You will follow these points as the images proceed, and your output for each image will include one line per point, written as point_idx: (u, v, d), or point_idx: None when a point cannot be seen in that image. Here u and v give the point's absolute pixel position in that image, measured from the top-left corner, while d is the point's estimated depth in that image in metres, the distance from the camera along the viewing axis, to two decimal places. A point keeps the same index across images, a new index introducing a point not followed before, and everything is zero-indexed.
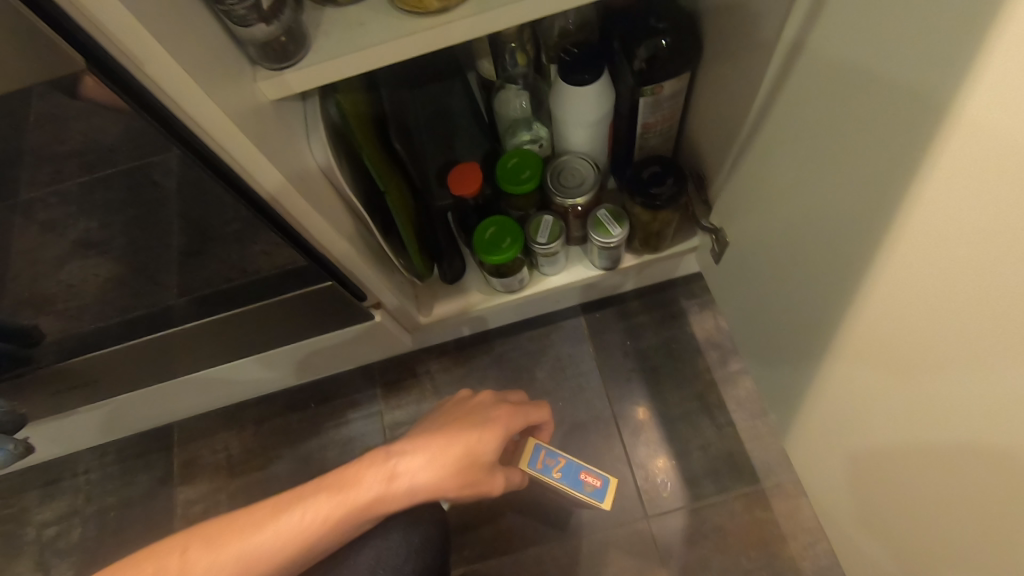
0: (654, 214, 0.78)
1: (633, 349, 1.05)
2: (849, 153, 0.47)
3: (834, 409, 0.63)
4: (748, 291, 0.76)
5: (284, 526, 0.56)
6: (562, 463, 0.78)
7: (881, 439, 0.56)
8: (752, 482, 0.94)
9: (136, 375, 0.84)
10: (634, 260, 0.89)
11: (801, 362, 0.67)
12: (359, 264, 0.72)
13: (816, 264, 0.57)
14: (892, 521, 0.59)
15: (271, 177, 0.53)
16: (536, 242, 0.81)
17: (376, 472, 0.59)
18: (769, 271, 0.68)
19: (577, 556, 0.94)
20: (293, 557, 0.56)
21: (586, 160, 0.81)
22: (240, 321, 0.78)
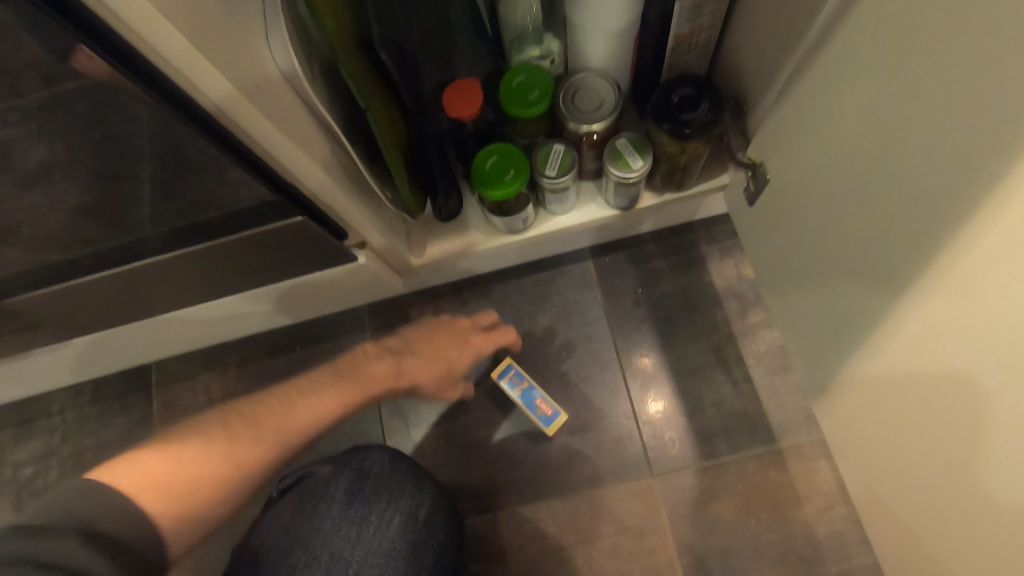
0: (683, 145, 0.67)
1: (644, 298, 0.97)
2: (951, 96, 0.37)
3: (842, 342, 0.61)
4: (784, 242, 0.68)
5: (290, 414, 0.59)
6: (526, 386, 0.91)
7: (897, 399, 0.54)
8: (767, 442, 0.88)
9: (94, 319, 0.76)
10: (654, 198, 0.78)
11: (816, 289, 0.64)
12: (337, 197, 0.62)
13: (865, 208, 0.50)
14: (880, 449, 0.61)
15: (219, 87, 0.42)
16: (545, 174, 0.70)
17: (376, 375, 0.68)
18: (815, 224, 0.59)
19: (576, 514, 0.89)
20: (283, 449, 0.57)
21: (606, 80, 0.68)
22: (206, 267, 0.68)
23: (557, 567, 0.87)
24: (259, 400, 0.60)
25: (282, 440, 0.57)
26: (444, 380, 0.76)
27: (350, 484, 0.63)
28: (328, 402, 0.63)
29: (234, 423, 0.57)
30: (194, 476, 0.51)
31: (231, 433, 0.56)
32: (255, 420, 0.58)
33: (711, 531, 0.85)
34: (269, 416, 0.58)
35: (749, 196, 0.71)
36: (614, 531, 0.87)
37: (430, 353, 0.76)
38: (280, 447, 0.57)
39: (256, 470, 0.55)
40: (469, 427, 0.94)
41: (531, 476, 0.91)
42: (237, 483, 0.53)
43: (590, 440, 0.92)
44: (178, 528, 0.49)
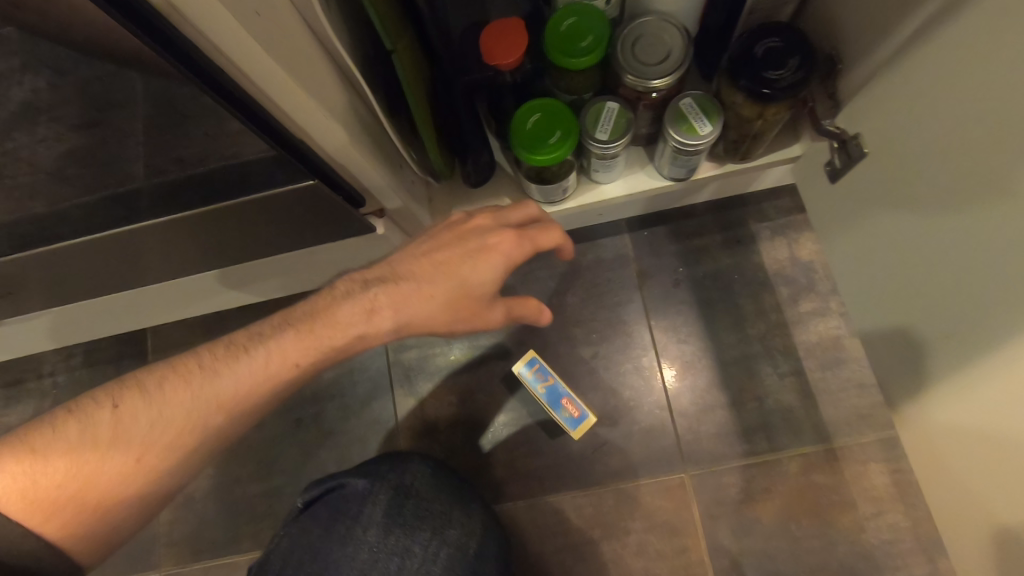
0: (762, 108, 0.57)
1: (685, 278, 0.88)
2: None
3: (924, 317, 0.54)
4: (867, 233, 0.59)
5: (223, 386, 0.44)
6: (551, 383, 0.84)
7: (997, 393, 0.47)
8: (813, 441, 0.81)
9: (75, 289, 0.67)
10: (714, 169, 0.69)
11: (895, 254, 0.55)
12: (354, 157, 0.52)
13: (1006, 190, 0.41)
14: (955, 431, 0.55)
15: (210, 9, 0.32)
16: (594, 137, 0.60)
17: (354, 303, 0.46)
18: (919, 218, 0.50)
19: (602, 508, 0.83)
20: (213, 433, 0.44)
21: (674, 27, 0.57)
22: (201, 237, 0.59)
23: (579, 562, 0.82)
24: (175, 366, 0.44)
25: (191, 433, 0.43)
26: (464, 320, 0.48)
27: (390, 506, 0.60)
28: (266, 367, 0.44)
29: (135, 403, 0.43)
30: (91, 477, 0.41)
31: (130, 417, 0.42)
32: (164, 398, 0.43)
33: (747, 533, 0.79)
34: (176, 399, 0.43)
35: (832, 172, 0.61)
36: (642, 528, 0.81)
37: (431, 289, 0.47)
38: (197, 441, 0.44)
39: (172, 466, 0.44)
40: (489, 410, 0.87)
41: (555, 466, 0.85)
42: (145, 484, 0.43)
43: (620, 430, 0.85)
44: (87, 536, 0.42)
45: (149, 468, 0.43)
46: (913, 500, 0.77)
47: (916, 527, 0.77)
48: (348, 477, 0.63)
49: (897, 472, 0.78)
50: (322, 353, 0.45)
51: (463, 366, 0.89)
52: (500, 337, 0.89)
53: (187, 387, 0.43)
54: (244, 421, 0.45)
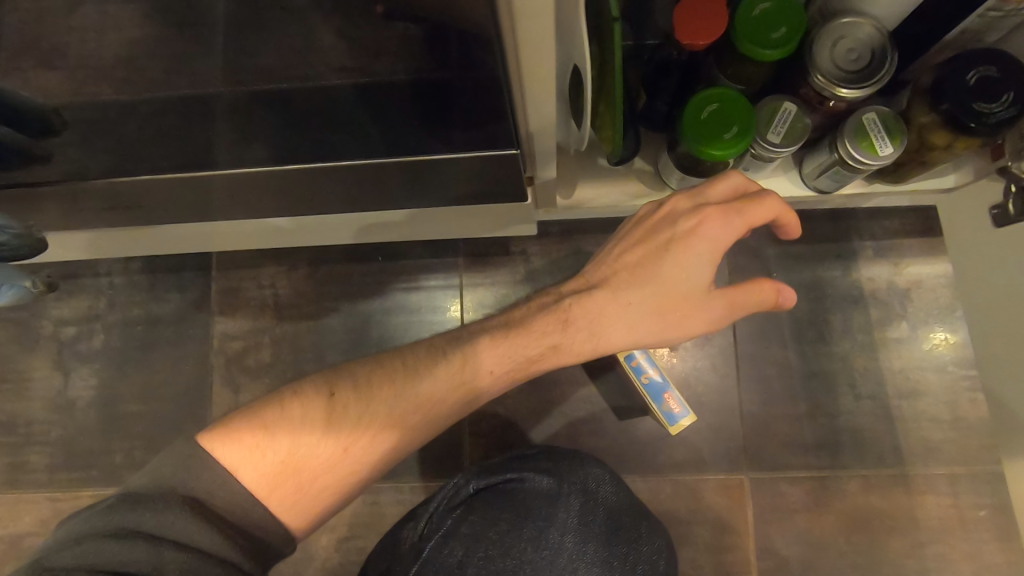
0: (953, 138, 0.54)
1: (778, 284, 0.87)
2: None
3: None
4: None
5: (433, 381, 0.49)
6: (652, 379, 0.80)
7: None
8: (876, 465, 0.82)
9: (181, 207, 0.63)
10: (859, 186, 0.66)
11: None
12: (544, 115, 0.49)
13: None
14: None
15: None
16: (765, 138, 0.57)
17: (549, 319, 0.53)
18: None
19: (658, 495, 0.84)
20: (421, 422, 0.49)
21: (881, 30, 0.53)
22: (347, 169, 0.55)
23: None
24: (378, 366, 0.49)
25: (396, 429, 0.48)
26: (676, 324, 0.52)
27: (581, 512, 0.68)
28: (465, 372, 0.50)
29: (346, 397, 0.48)
30: (303, 465, 0.45)
31: (345, 408, 0.47)
32: (371, 398, 0.48)
33: (797, 541, 0.82)
34: (384, 396, 0.48)
35: (1000, 216, 0.57)
36: (694, 521, 0.83)
37: (633, 297, 0.52)
38: (398, 438, 0.48)
39: (374, 458, 0.48)
40: (560, 383, 0.87)
41: (617, 448, 0.86)
42: (352, 471, 0.47)
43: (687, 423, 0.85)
44: (300, 519, 0.45)
45: (356, 457, 0.47)
46: (963, 535, 0.80)
47: (961, 559, 0.79)
48: (528, 472, 0.69)
49: (954, 507, 0.80)
50: (513, 362, 0.52)
51: None
52: None
53: (398, 383, 0.49)
54: (435, 427, 0.50)
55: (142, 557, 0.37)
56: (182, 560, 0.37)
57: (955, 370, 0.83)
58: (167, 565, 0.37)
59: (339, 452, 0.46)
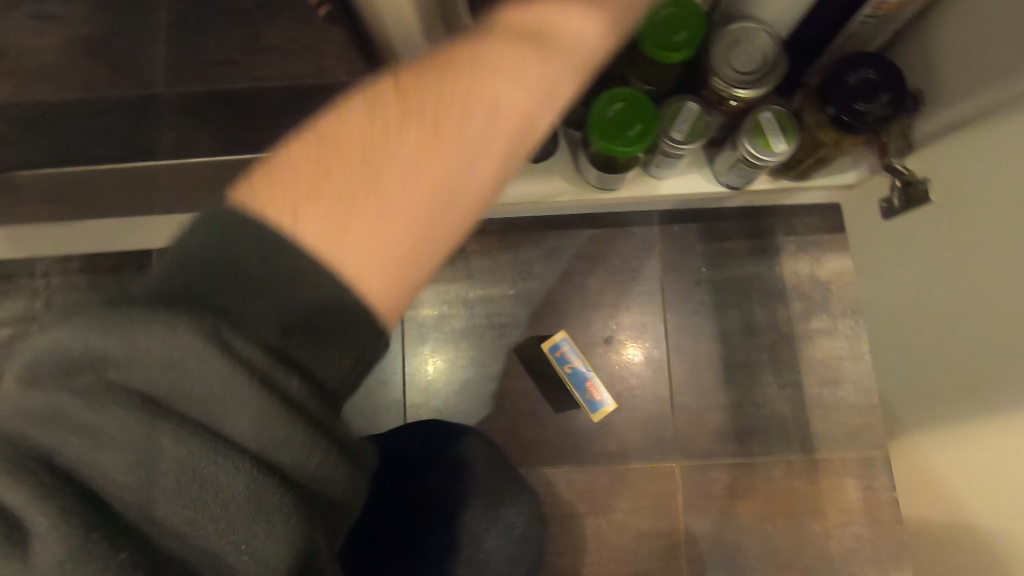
0: (839, 136, 0.58)
1: (707, 279, 0.91)
2: None
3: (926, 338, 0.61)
4: (894, 265, 0.64)
5: (464, 80, 0.31)
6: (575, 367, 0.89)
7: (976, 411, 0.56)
8: (799, 451, 0.86)
9: None
10: (767, 183, 0.70)
11: (910, 284, 0.62)
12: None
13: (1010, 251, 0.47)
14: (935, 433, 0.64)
15: None
16: (670, 135, 0.60)
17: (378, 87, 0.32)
18: (948, 261, 0.55)
19: (594, 484, 0.87)
20: (495, 141, 0.32)
21: (770, 36, 0.57)
22: None
23: (564, 533, 0.86)
24: (289, 172, 0.30)
25: (409, 131, 0.30)
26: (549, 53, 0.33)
27: (448, 473, 0.62)
28: (494, 107, 0.31)
29: (279, 210, 0.29)
30: (341, 144, 0.30)
31: (334, 190, 0.29)
32: (322, 168, 0.30)
33: (725, 525, 0.85)
34: (331, 176, 0.30)
35: (888, 209, 0.62)
36: (628, 509, 0.86)
37: (464, 89, 0.31)
38: (493, 150, 0.32)
39: (408, 204, 0.30)
40: (499, 376, 0.90)
41: (555, 440, 0.88)
42: (410, 198, 0.30)
43: (621, 414, 0.88)
44: (388, 288, 0.30)
45: (399, 209, 0.30)
46: (879, 516, 0.84)
47: (877, 539, 0.83)
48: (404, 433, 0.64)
49: (870, 489, 0.84)
50: (546, 88, 0.33)
51: (478, 329, 0.91)
52: (519, 307, 0.91)
53: (423, 99, 0.31)
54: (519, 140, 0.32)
55: (212, 354, 0.26)
56: (214, 448, 0.26)
57: (871, 359, 0.88)
58: (153, 499, 0.26)
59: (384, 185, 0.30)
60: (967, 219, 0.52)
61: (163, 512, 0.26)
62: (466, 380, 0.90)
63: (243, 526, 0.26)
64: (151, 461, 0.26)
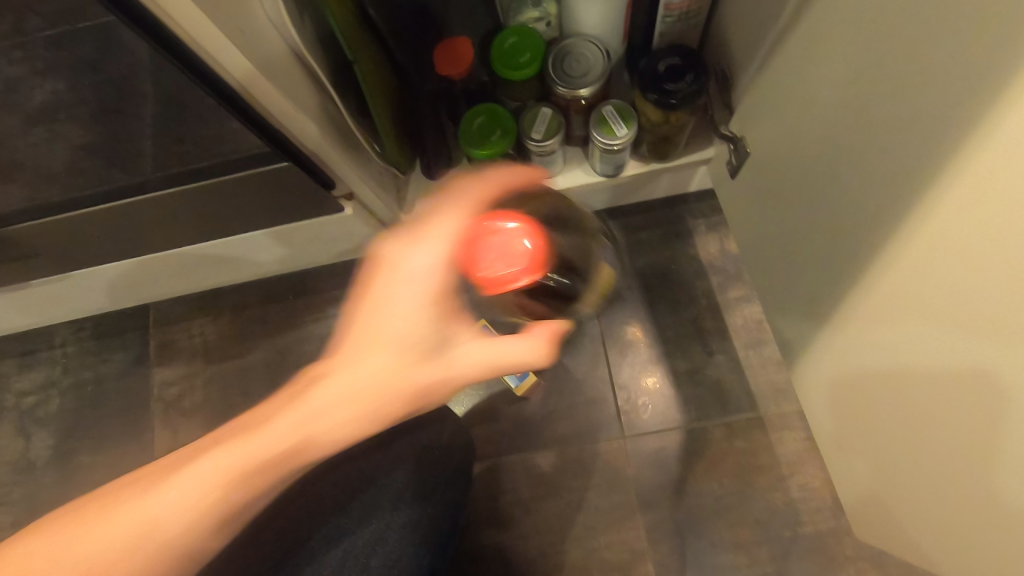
0: (667, 115, 0.68)
1: (629, 267, 1.00)
2: (880, 157, 0.45)
3: (827, 363, 0.65)
4: (795, 291, 0.68)
5: (211, 475, 0.47)
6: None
7: (869, 408, 0.59)
8: (736, 413, 0.91)
9: (104, 246, 0.81)
10: (638, 167, 0.80)
11: (792, 277, 0.67)
12: (308, 133, 0.62)
13: (836, 233, 0.55)
14: (859, 447, 0.66)
15: (240, 68, 0.51)
16: (530, 136, 0.72)
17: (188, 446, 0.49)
18: (817, 271, 0.61)
19: (549, 468, 0.93)
20: (205, 520, 0.47)
21: (596, 46, 0.69)
22: (216, 204, 0.74)
23: (528, 517, 0.92)
24: (114, 489, 0.48)
25: (155, 551, 0.47)
26: (285, 464, 0.47)
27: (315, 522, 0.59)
28: (232, 467, 0.46)
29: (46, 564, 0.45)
30: (91, 557, 0.45)
31: (104, 531, 0.46)
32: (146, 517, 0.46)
33: (673, 492, 0.90)
34: (104, 522, 0.47)
35: (731, 168, 0.73)
36: (583, 487, 0.92)
37: (219, 471, 0.47)
38: (202, 524, 0.47)
39: (125, 560, 0.46)
40: None
41: (508, 431, 0.95)
42: None
43: (567, 400, 0.96)
44: None
45: (139, 538, 0.46)
46: (821, 463, 0.88)
47: (823, 484, 0.87)
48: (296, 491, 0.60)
49: (809, 439, 0.89)
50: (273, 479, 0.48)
51: None
52: None
53: (199, 463, 0.47)
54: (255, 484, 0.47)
55: None
56: None
57: None
58: None
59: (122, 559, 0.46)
60: (851, 222, 0.52)
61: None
62: None
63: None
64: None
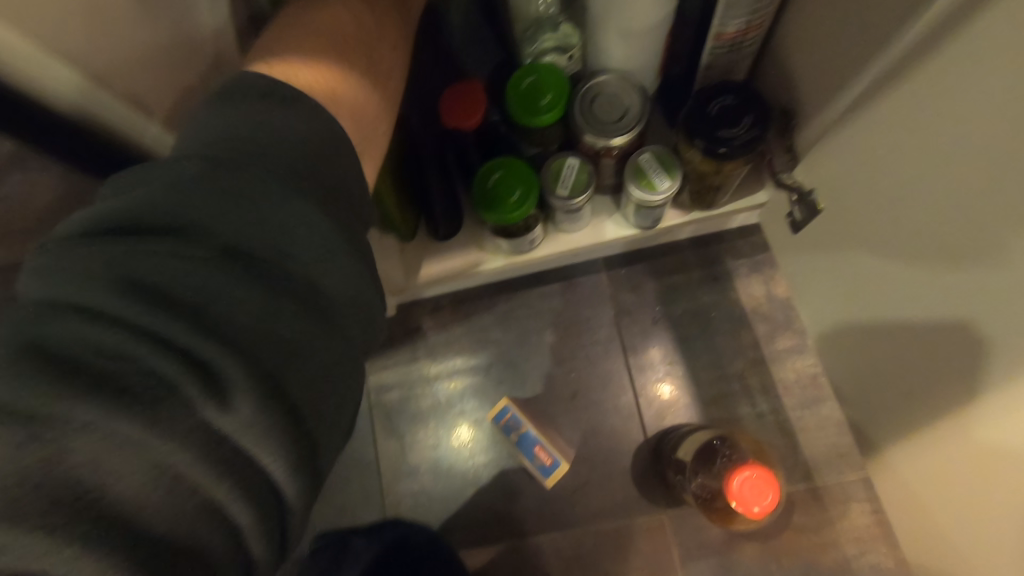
0: (718, 165, 0.58)
1: (663, 315, 0.89)
2: (976, 179, 0.39)
3: (897, 403, 0.58)
4: (869, 343, 0.59)
5: (363, 37, 0.46)
6: (523, 432, 0.85)
7: (940, 454, 0.53)
8: (794, 482, 0.81)
9: None
10: (679, 217, 0.69)
11: (871, 337, 0.58)
12: None
13: (924, 277, 0.47)
14: (930, 507, 0.58)
15: None
16: (554, 193, 0.61)
17: (320, 40, 0.43)
18: (894, 316, 0.53)
19: (581, 549, 0.83)
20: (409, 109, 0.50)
21: (630, 84, 0.58)
22: None
23: None
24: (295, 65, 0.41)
25: (365, 102, 0.43)
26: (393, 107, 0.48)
27: None
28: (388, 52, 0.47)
29: (320, 86, 0.40)
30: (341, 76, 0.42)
31: (327, 64, 0.42)
32: (358, 81, 0.43)
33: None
34: (325, 72, 0.42)
35: (794, 223, 0.63)
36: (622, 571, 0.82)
37: (368, 88, 0.44)
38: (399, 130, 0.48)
39: (346, 101, 0.41)
40: (472, 451, 0.88)
41: (535, 508, 0.85)
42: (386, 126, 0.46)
43: (601, 469, 0.85)
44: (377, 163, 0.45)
45: (365, 111, 0.43)
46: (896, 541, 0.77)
47: (897, 568, 0.76)
48: None
49: (879, 511, 0.78)
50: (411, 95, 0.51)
51: (443, 405, 0.90)
52: (481, 376, 0.91)
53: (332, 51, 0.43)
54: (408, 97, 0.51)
55: None
56: None
57: None
58: None
59: (366, 136, 0.43)
60: (885, 218, 0.49)
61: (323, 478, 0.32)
62: (438, 462, 0.88)
63: (323, 273, 0.32)
64: (71, 473, 0.25)
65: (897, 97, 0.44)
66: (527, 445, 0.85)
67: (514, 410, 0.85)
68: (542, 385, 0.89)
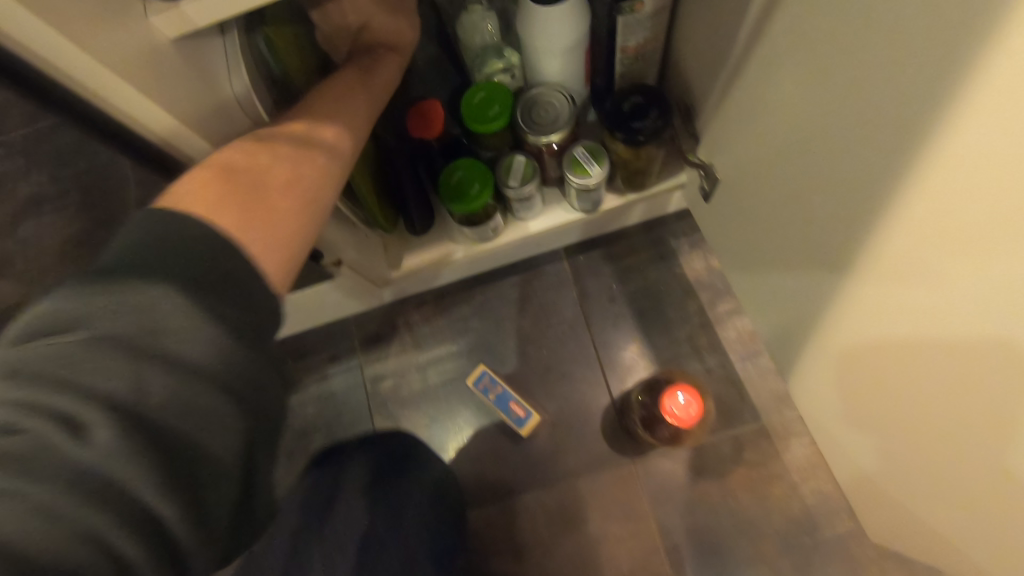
0: (636, 151, 0.71)
1: (619, 292, 1.02)
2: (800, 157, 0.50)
3: (817, 382, 0.64)
4: (772, 306, 0.69)
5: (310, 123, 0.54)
6: (499, 391, 0.98)
7: (864, 422, 0.58)
8: (742, 425, 0.92)
9: None
10: (616, 200, 0.83)
11: (768, 294, 0.69)
12: None
13: (801, 251, 0.55)
14: (853, 457, 0.65)
15: None
16: (507, 184, 0.75)
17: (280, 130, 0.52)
18: (787, 287, 0.62)
19: (563, 502, 0.94)
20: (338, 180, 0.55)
21: (560, 92, 0.72)
22: None
23: (549, 555, 0.91)
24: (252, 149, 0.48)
25: (306, 178, 0.51)
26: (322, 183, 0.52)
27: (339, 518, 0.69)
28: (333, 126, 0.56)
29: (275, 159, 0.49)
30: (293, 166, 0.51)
31: (273, 145, 0.50)
32: (296, 162, 0.50)
33: (691, 512, 0.90)
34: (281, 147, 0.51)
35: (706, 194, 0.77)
36: (600, 517, 0.92)
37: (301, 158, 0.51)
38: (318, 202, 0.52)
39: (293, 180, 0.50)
40: (461, 426, 0.99)
41: (520, 470, 0.96)
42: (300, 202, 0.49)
43: (575, 431, 0.96)
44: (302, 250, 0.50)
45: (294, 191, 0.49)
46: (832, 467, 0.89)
47: (835, 489, 0.88)
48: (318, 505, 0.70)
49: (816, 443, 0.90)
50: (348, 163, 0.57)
51: (433, 388, 1.01)
52: (465, 359, 1.02)
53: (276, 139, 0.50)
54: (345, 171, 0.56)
55: None
56: None
57: None
58: None
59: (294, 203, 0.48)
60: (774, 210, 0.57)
61: (234, 505, 0.35)
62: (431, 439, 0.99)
63: (181, 337, 0.34)
64: None
65: (745, 84, 0.56)
66: (502, 401, 0.98)
67: (491, 372, 0.99)
68: (519, 362, 1.01)
